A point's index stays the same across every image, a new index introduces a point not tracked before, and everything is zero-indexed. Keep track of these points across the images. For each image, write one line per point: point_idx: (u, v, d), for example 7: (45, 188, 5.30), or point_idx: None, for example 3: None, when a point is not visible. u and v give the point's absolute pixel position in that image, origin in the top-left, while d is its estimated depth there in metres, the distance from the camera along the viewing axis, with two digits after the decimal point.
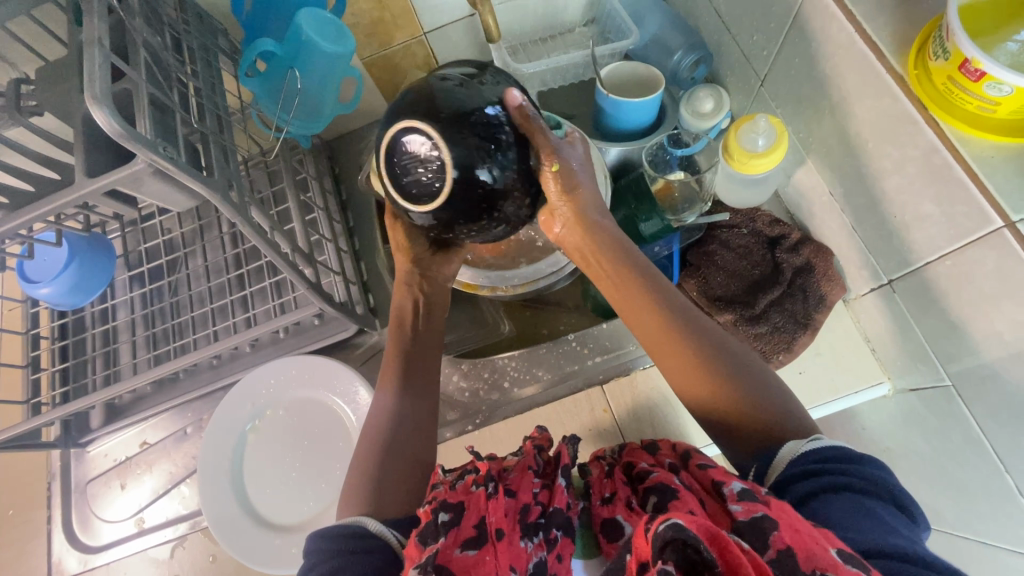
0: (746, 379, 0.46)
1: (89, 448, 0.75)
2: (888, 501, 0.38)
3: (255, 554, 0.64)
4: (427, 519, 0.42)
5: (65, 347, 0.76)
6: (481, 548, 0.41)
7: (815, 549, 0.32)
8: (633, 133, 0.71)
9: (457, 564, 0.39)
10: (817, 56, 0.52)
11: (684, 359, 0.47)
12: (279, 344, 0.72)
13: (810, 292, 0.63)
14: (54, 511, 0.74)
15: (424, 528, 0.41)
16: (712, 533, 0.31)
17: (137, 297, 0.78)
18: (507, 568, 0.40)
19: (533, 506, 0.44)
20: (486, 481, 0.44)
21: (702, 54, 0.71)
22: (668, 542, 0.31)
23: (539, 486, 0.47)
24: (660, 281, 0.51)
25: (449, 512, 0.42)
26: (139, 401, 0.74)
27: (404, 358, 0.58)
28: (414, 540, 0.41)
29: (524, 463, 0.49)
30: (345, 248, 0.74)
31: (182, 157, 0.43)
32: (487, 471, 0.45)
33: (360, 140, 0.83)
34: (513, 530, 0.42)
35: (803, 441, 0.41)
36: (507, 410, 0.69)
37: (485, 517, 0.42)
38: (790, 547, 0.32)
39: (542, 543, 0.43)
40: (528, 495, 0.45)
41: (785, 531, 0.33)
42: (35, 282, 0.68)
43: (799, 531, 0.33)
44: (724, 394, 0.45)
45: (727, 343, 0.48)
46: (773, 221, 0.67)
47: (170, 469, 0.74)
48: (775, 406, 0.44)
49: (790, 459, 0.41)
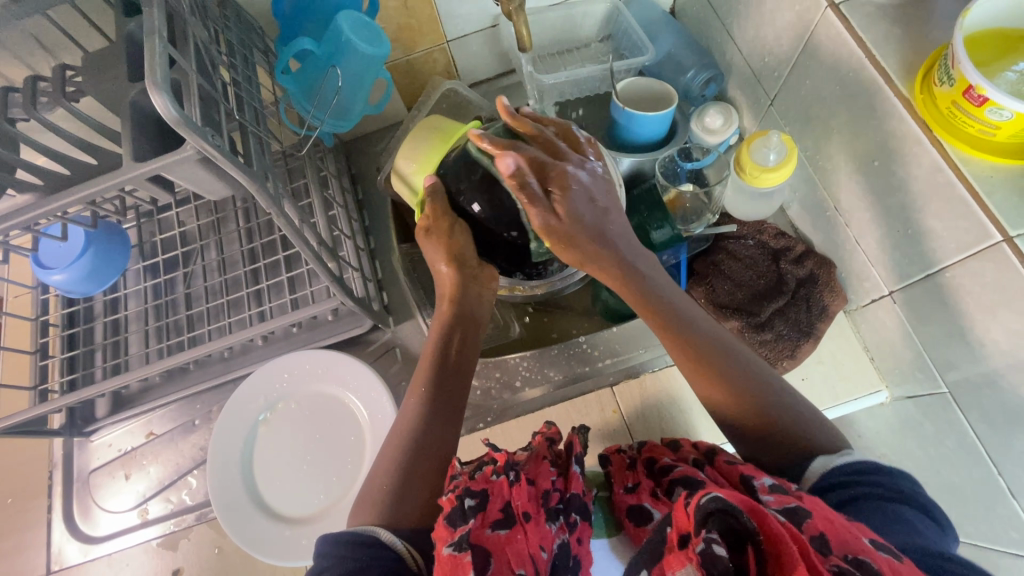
0: (768, 396, 0.48)
1: (93, 438, 0.74)
2: (915, 508, 0.41)
3: (266, 546, 0.64)
4: (451, 504, 0.42)
5: (74, 335, 0.75)
6: (511, 527, 0.42)
7: (848, 537, 0.34)
8: (646, 145, 0.73)
9: (490, 542, 0.41)
10: (827, 78, 0.55)
11: (715, 381, 0.49)
12: (291, 339, 0.73)
13: (813, 302, 0.66)
14: (55, 500, 0.73)
15: (451, 511, 0.41)
16: (751, 507, 0.34)
17: (149, 288, 0.78)
18: (536, 547, 0.41)
19: (553, 492, 0.45)
20: (507, 469, 0.45)
21: (713, 74, 0.75)
22: (709, 514, 0.34)
23: (555, 474, 0.48)
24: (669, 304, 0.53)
25: (474, 497, 0.43)
26: (148, 391, 0.73)
27: (438, 380, 0.55)
28: (441, 522, 0.41)
29: (538, 455, 0.50)
30: (362, 246, 0.76)
31: (226, 145, 0.44)
32: (505, 461, 0.46)
33: (377, 141, 0.85)
34: (538, 512, 0.43)
35: (834, 455, 0.44)
36: (519, 409, 0.71)
37: (511, 501, 0.43)
38: (824, 533, 0.35)
39: (564, 526, 0.44)
40: (547, 482, 0.46)
41: (818, 520, 0.36)
42: (48, 268, 0.67)
43: (833, 522, 0.35)
44: (751, 407, 0.48)
45: (749, 359, 0.51)
46: (778, 234, 0.70)
47: (177, 460, 0.73)
48: (798, 420, 0.47)
49: (823, 471, 0.43)
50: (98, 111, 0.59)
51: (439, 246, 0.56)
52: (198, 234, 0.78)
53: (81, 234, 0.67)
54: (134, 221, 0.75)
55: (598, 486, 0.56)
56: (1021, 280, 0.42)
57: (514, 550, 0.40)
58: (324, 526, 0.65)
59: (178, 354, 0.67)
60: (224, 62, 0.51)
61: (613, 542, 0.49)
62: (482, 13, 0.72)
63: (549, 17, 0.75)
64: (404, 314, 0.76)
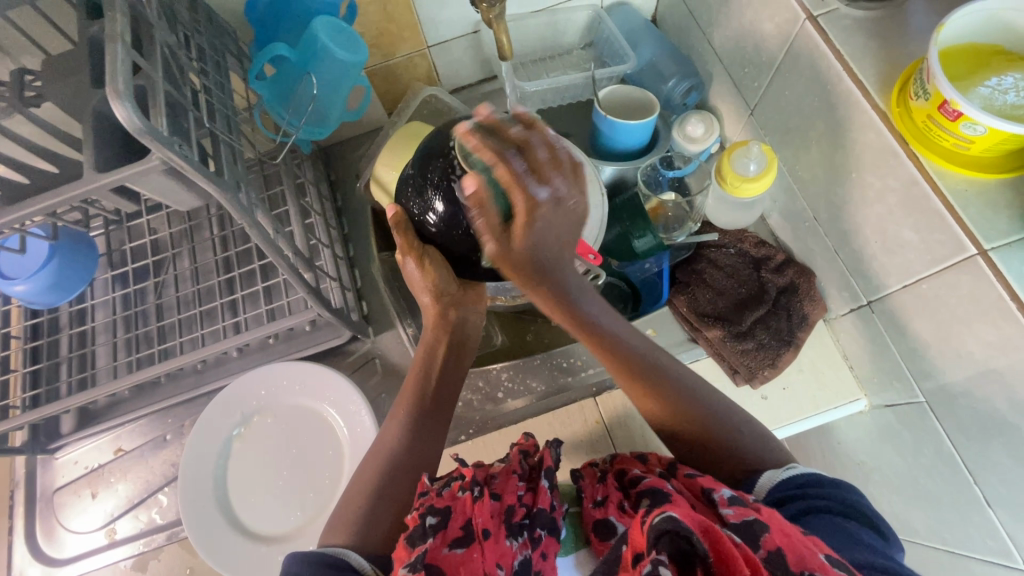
0: (717, 416, 0.49)
1: (57, 455, 0.71)
2: (866, 524, 0.41)
3: (238, 564, 0.62)
4: (414, 524, 0.43)
5: (37, 348, 0.72)
6: (468, 546, 0.42)
7: (805, 553, 0.34)
8: (628, 153, 0.74)
9: (446, 562, 0.40)
10: (805, 89, 0.56)
11: (666, 402, 0.50)
12: (267, 351, 0.71)
13: (793, 311, 0.66)
14: (17, 521, 0.70)
15: (411, 531, 0.42)
16: (705, 526, 0.34)
17: (118, 298, 0.75)
18: (493, 566, 0.41)
19: (518, 508, 0.45)
20: (472, 486, 0.46)
21: (694, 82, 0.75)
22: (662, 533, 0.34)
23: (523, 488, 0.48)
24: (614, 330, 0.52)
25: (436, 516, 0.43)
26: (117, 405, 0.71)
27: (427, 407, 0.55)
28: (402, 543, 0.42)
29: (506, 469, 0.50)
30: (341, 255, 0.74)
31: (195, 155, 0.43)
32: (472, 478, 0.47)
33: (357, 147, 0.83)
34: (499, 529, 0.44)
35: (780, 471, 0.45)
36: (500, 421, 0.70)
37: (472, 519, 0.43)
38: (781, 548, 0.34)
39: (527, 542, 0.44)
40: (513, 496, 0.46)
41: (776, 535, 0.35)
42: (12, 279, 0.65)
43: (790, 536, 0.35)
44: (701, 428, 0.49)
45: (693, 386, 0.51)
46: (758, 243, 0.71)
47: (147, 477, 0.71)
48: (733, 430, 0.49)
49: (771, 486, 0.45)
50: (61, 117, 0.57)
51: (424, 274, 0.54)
52: (170, 243, 0.76)
53: (47, 244, 0.65)
54: (104, 230, 0.72)
55: (571, 501, 0.56)
56: (996, 293, 0.43)
57: (469, 569, 0.41)
58: (303, 543, 0.63)
59: (148, 369, 0.65)
60: (194, 68, 0.49)
61: (579, 557, 0.49)
62: (463, 18, 0.71)
63: (531, 23, 0.75)
64: (385, 324, 0.75)
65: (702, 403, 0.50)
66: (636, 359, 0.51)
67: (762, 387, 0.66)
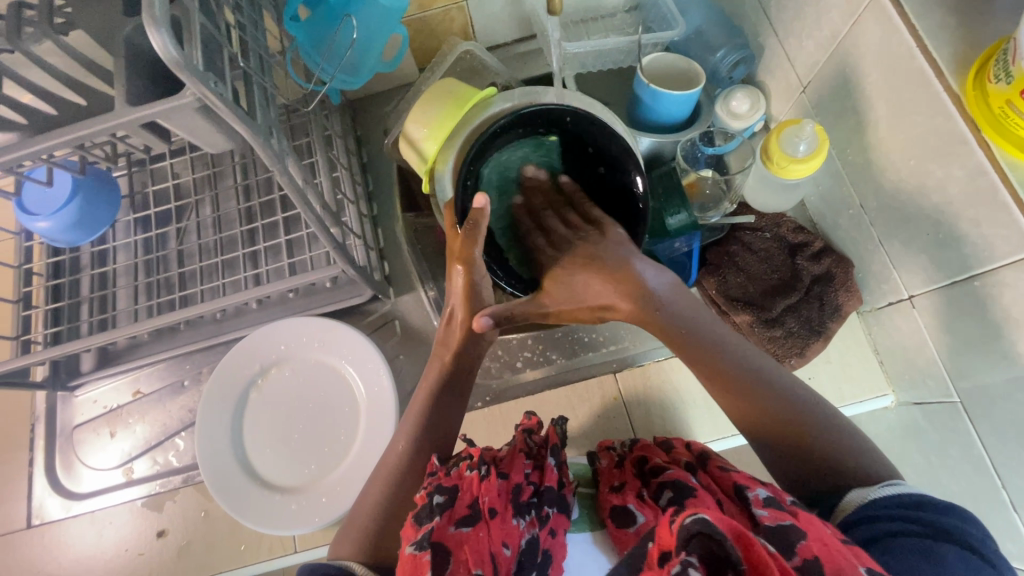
0: (817, 425, 0.47)
1: (76, 393, 0.73)
2: (960, 548, 0.38)
3: (251, 511, 0.63)
4: (421, 502, 0.45)
5: (59, 286, 0.72)
6: (474, 525, 0.43)
7: (844, 564, 0.35)
8: (668, 127, 0.71)
9: (453, 539, 0.42)
10: (870, 66, 0.52)
11: (758, 408, 0.48)
12: (287, 305, 0.71)
13: (826, 301, 0.64)
14: (37, 453, 0.71)
15: (419, 509, 0.44)
16: (738, 533, 0.34)
17: (139, 241, 0.74)
18: (495, 543, 0.41)
19: (524, 486, 0.47)
20: (478, 465, 0.47)
21: (744, 55, 0.71)
22: (693, 535, 0.34)
23: (529, 467, 0.50)
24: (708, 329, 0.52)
25: (444, 495, 0.45)
26: (137, 347, 0.72)
27: (435, 409, 0.55)
28: (409, 521, 0.44)
29: (516, 448, 0.53)
30: (365, 212, 0.73)
31: (229, 94, 0.41)
32: (479, 457, 0.48)
33: (385, 102, 0.81)
34: (505, 508, 0.44)
35: (874, 487, 0.43)
36: (516, 390, 0.70)
37: (478, 498, 0.44)
38: (818, 557, 0.35)
39: (533, 521, 0.45)
40: (520, 476, 0.48)
41: (813, 543, 0.36)
42: (34, 213, 0.65)
43: (828, 546, 0.36)
44: (798, 434, 0.46)
45: (782, 383, 0.49)
46: (797, 228, 0.68)
47: (164, 420, 0.72)
48: (826, 433, 0.46)
49: (859, 503, 0.42)
50: None
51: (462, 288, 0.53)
52: (192, 188, 0.75)
53: (69, 181, 0.65)
54: (126, 171, 0.72)
55: (585, 482, 0.58)
56: None
57: (473, 548, 0.41)
58: (317, 496, 0.64)
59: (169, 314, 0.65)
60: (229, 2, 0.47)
61: (596, 537, 0.50)
62: None
63: None
64: (406, 286, 0.74)
65: (788, 398, 0.48)
66: (728, 367, 0.50)
67: None
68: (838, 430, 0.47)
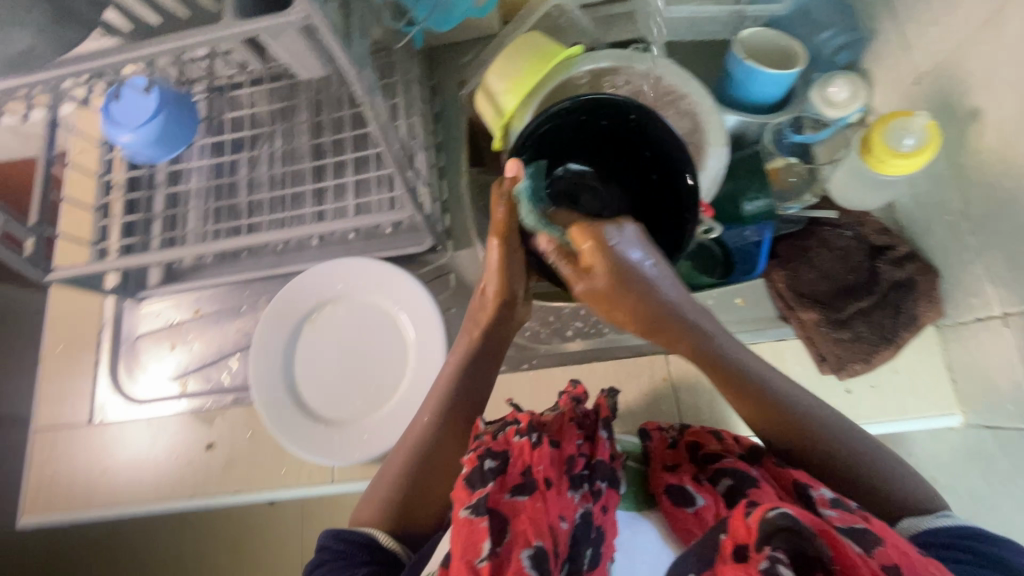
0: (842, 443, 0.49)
1: (142, 304, 0.76)
2: None
3: (297, 437, 0.65)
4: (472, 466, 0.46)
5: (134, 200, 0.75)
6: (530, 495, 0.44)
7: (921, 570, 0.36)
8: (754, 108, 0.68)
9: (508, 507, 0.43)
10: (1006, 59, 0.48)
11: (785, 425, 0.50)
12: (349, 246, 0.72)
13: (903, 309, 0.61)
14: (102, 355, 0.75)
15: (471, 473, 0.46)
16: (820, 528, 0.36)
17: (211, 165, 0.76)
18: (556, 513, 0.42)
19: (578, 458, 0.48)
20: (529, 432, 0.48)
21: (852, 39, 0.66)
22: (778, 529, 0.36)
23: (580, 437, 0.50)
24: (728, 353, 0.52)
25: (495, 460, 0.47)
26: (202, 269, 0.75)
27: (463, 379, 0.57)
28: (461, 484, 0.46)
29: (564, 416, 0.53)
30: (433, 162, 0.73)
31: (332, 17, 0.40)
32: (529, 424, 0.49)
33: (464, 52, 0.79)
34: (560, 480, 0.45)
35: (929, 517, 0.45)
36: (564, 358, 0.69)
37: (532, 466, 0.46)
38: (897, 564, 0.36)
39: (587, 495, 0.45)
40: (572, 447, 0.49)
41: (892, 550, 0.37)
42: (119, 125, 0.67)
43: (907, 553, 0.37)
44: (822, 461, 0.48)
45: (806, 404, 0.51)
46: (882, 230, 0.64)
47: (221, 340, 0.74)
48: (851, 460, 0.48)
49: (914, 532, 0.44)
50: None
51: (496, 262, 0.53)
52: (267, 119, 0.76)
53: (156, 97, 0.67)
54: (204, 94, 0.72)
55: (633, 457, 0.59)
56: None
57: (532, 518, 0.42)
58: (361, 431, 0.66)
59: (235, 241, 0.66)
60: None
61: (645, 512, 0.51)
62: None
63: None
64: (464, 241, 0.74)
65: (792, 405, 0.50)
66: (755, 386, 0.51)
67: (849, 380, 0.63)
68: (868, 455, 0.48)
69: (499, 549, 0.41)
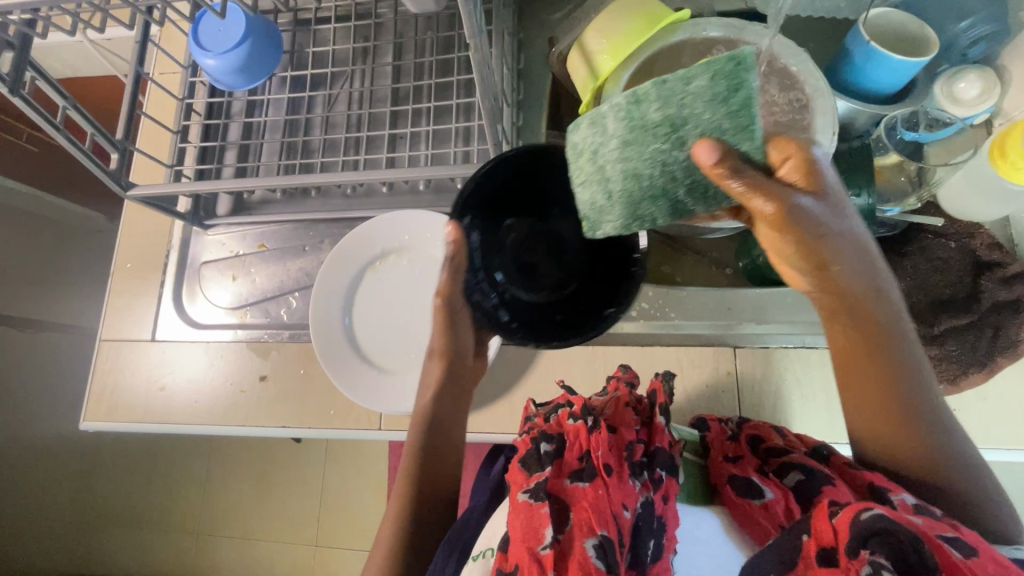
0: (950, 459, 0.45)
1: (208, 232, 0.77)
2: None
3: (352, 381, 0.65)
4: (528, 451, 0.49)
5: (210, 127, 0.75)
6: (592, 481, 0.45)
7: None
8: (869, 97, 0.62)
9: (570, 493, 0.44)
10: None
11: (895, 420, 0.46)
12: (418, 197, 0.71)
13: (1003, 332, 0.57)
14: (167, 278, 0.76)
15: (527, 457, 0.48)
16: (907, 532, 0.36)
17: (287, 100, 0.75)
18: (618, 502, 0.43)
19: (637, 446, 0.48)
20: (585, 416, 0.49)
21: (996, 30, 0.59)
22: (874, 535, 0.36)
23: (638, 424, 0.51)
24: (890, 336, 0.46)
25: (551, 444, 0.48)
26: (269, 203, 0.76)
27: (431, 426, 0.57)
28: (517, 468, 0.48)
29: (621, 399, 0.53)
30: (513, 120, 0.70)
31: None
32: (584, 408, 0.50)
33: (556, 7, 0.75)
34: (620, 467, 0.46)
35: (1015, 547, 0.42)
36: (627, 338, 0.66)
37: (591, 452, 0.46)
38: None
39: (648, 483, 0.46)
40: (631, 435, 0.49)
41: (987, 561, 0.35)
42: (202, 48, 0.66)
43: (1004, 565, 0.35)
44: (927, 472, 0.45)
45: (933, 411, 0.46)
46: (993, 245, 0.60)
47: (282, 276, 0.75)
48: (961, 480, 0.44)
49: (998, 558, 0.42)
50: None
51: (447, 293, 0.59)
52: (348, 58, 0.74)
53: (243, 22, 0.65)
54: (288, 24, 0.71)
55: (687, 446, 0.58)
56: None
57: (596, 504, 0.43)
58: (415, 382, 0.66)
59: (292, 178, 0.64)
60: None
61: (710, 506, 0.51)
62: None
63: None
64: None
65: (919, 409, 0.46)
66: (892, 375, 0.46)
67: None
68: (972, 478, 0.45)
69: (561, 536, 0.42)
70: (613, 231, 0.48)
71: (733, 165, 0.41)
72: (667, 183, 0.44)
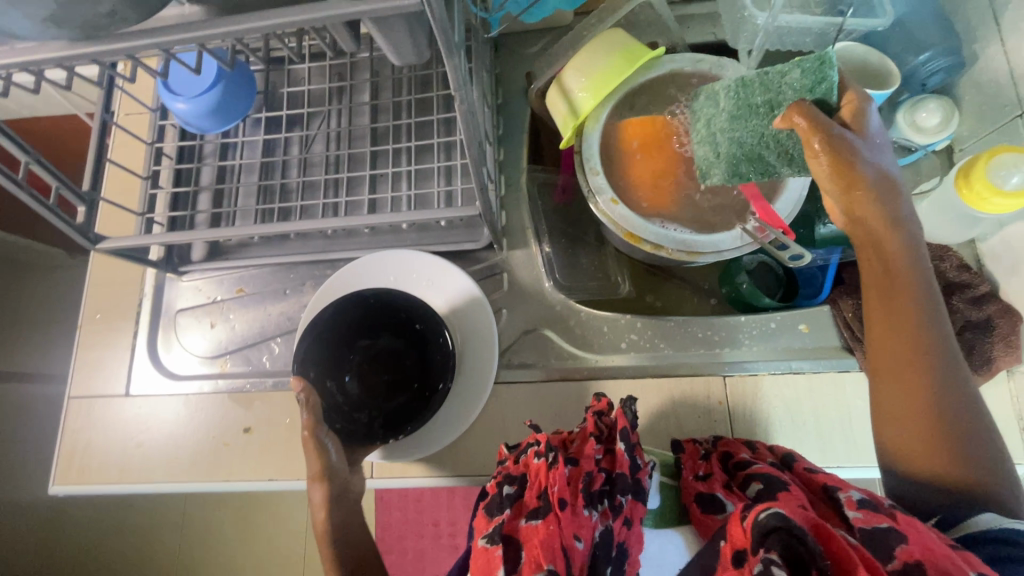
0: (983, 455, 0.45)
1: (183, 279, 0.74)
2: None
3: None
4: (493, 495, 0.49)
5: (181, 171, 0.73)
6: (544, 517, 0.43)
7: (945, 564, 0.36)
8: None
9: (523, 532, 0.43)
10: None
11: (931, 407, 0.46)
12: (401, 236, 0.70)
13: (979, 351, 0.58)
14: (140, 329, 0.73)
15: (490, 502, 0.48)
16: (818, 526, 0.38)
17: (263, 141, 0.74)
18: (571, 534, 0.42)
19: (596, 474, 0.47)
20: (547, 452, 0.47)
21: (953, 62, 0.63)
22: (773, 530, 0.36)
23: (600, 452, 0.50)
24: (934, 312, 0.48)
25: (512, 486, 0.48)
26: (247, 247, 0.73)
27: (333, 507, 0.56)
28: (481, 513, 0.48)
29: (587, 432, 0.53)
30: (495, 156, 0.70)
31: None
32: (547, 443, 0.48)
33: (533, 42, 0.76)
34: (576, 499, 0.44)
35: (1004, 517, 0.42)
36: (615, 372, 0.67)
37: (548, 488, 0.44)
38: (920, 562, 0.36)
39: (607, 511, 0.45)
40: (591, 464, 0.47)
41: (915, 547, 0.37)
42: (173, 92, 0.64)
43: (931, 548, 0.37)
44: (961, 474, 0.44)
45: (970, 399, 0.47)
46: (962, 266, 0.62)
47: (263, 322, 0.73)
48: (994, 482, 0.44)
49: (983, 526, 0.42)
50: None
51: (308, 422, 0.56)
52: (324, 98, 0.74)
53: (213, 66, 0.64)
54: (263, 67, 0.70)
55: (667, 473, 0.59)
56: None
57: (547, 538, 0.41)
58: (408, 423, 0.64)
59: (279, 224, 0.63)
60: None
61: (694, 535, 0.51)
62: None
63: None
64: (519, 241, 0.71)
65: (956, 401, 0.46)
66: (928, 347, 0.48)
67: None
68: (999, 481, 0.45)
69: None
70: (719, 179, 0.60)
71: (819, 122, 0.48)
72: (762, 150, 0.56)
